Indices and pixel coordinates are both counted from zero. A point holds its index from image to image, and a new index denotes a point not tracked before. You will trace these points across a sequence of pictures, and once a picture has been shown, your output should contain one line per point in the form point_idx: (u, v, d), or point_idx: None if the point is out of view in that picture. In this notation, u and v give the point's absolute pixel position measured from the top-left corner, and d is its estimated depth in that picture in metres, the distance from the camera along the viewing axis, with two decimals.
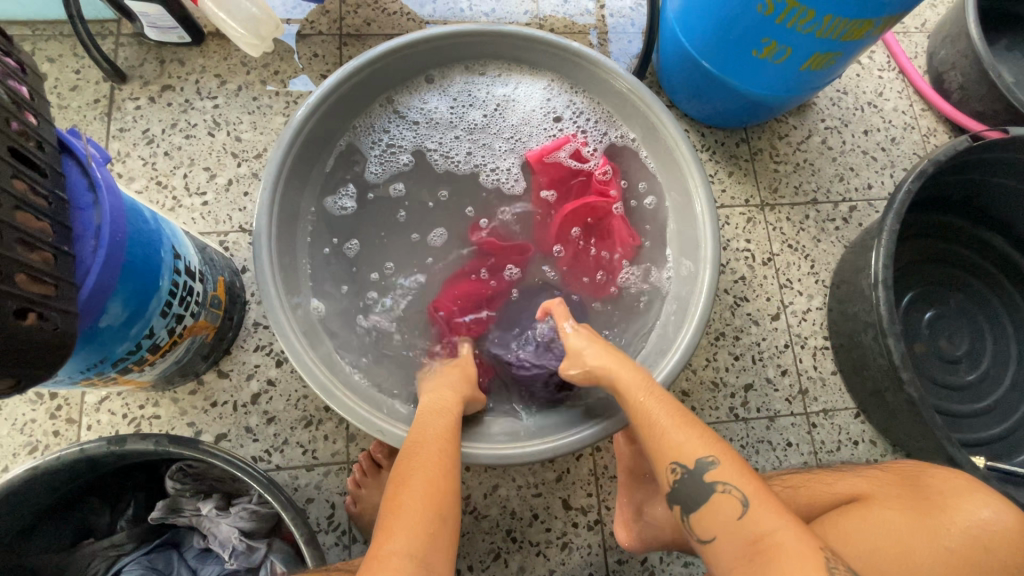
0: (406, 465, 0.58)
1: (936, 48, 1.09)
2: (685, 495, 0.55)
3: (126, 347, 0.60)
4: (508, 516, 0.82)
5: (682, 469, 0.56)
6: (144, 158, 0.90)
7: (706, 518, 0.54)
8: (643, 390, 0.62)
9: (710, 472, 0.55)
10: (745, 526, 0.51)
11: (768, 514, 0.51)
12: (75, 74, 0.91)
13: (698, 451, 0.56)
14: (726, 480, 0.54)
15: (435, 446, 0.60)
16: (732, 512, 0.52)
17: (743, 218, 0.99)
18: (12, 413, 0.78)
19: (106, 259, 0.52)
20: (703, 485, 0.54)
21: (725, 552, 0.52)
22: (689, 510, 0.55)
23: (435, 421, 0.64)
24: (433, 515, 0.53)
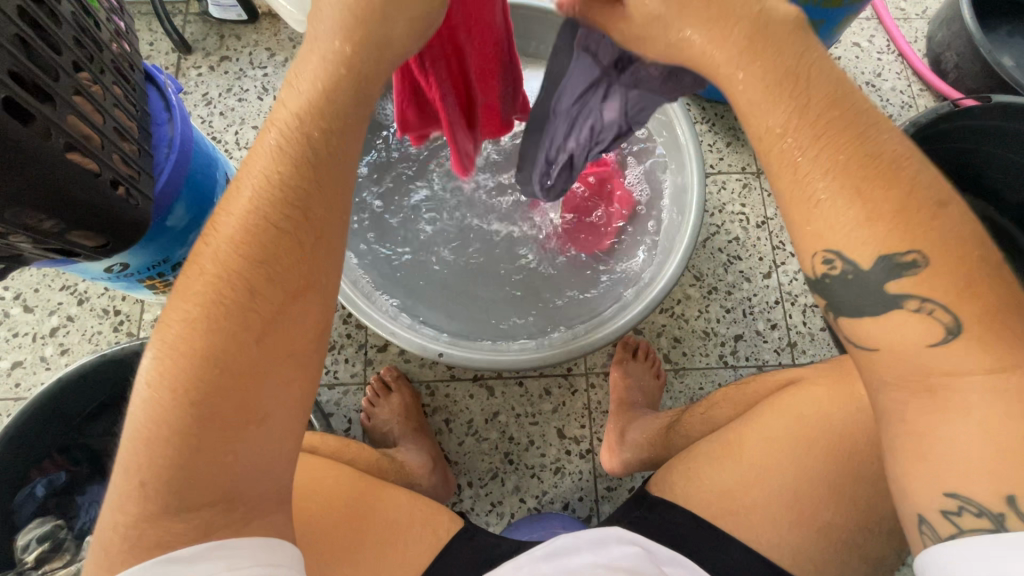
0: (181, 331, 0.40)
1: (934, 31, 1.14)
2: (838, 296, 0.41)
3: (184, 251, 0.71)
4: (506, 441, 0.89)
5: (843, 265, 0.40)
6: (203, 117, 1.03)
7: (879, 326, 0.40)
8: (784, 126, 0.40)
9: (897, 281, 0.38)
10: (922, 363, 0.39)
11: (964, 357, 0.38)
12: (148, 46, 1.06)
13: (895, 245, 0.38)
14: (928, 295, 0.38)
15: (230, 284, 0.41)
16: (920, 338, 0.38)
17: (739, 183, 1.06)
18: (83, 325, 0.91)
19: (175, 164, 0.63)
20: (879, 296, 0.39)
21: (881, 374, 0.41)
22: (840, 312, 0.42)
23: (248, 231, 0.42)
24: (215, 430, 0.40)
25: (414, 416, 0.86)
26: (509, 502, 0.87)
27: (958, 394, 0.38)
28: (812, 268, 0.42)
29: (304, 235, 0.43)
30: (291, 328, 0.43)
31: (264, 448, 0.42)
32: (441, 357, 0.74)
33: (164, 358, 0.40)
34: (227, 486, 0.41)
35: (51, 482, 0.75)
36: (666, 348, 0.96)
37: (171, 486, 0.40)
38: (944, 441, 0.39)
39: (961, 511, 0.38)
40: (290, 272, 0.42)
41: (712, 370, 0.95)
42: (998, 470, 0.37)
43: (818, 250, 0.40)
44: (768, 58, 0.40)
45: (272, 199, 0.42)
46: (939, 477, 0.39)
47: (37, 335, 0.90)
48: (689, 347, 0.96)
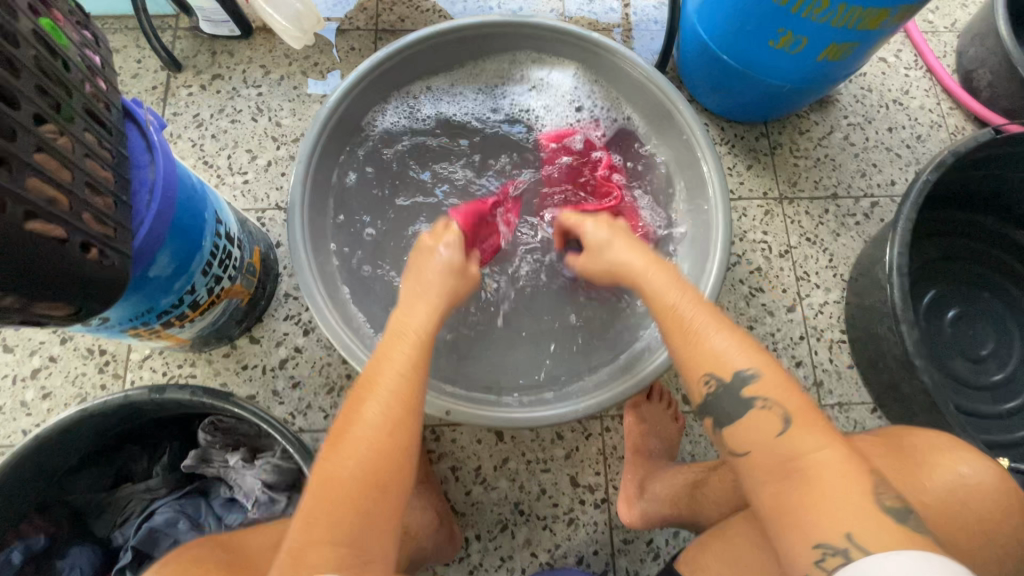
0: (343, 424, 0.52)
1: (965, 46, 1.08)
2: (717, 408, 0.52)
3: (169, 299, 0.66)
4: (517, 490, 0.84)
5: (717, 382, 0.52)
6: (193, 140, 0.97)
7: (742, 432, 0.50)
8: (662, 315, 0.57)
9: (749, 387, 0.50)
10: (783, 443, 0.48)
11: (812, 435, 0.47)
12: (136, 63, 1.00)
13: (739, 363, 0.51)
14: (766, 395, 0.50)
15: (383, 393, 0.53)
16: (771, 429, 0.49)
17: (760, 210, 1.00)
18: (66, 366, 0.85)
19: (158, 212, 0.57)
20: (741, 400, 0.50)
21: (760, 466, 0.49)
22: (721, 424, 0.52)
23: (399, 353, 0.56)
24: (359, 494, 0.48)
25: (419, 465, 0.81)
26: (520, 557, 0.82)
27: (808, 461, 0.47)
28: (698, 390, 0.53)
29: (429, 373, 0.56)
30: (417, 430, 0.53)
31: (380, 515, 0.48)
32: (448, 416, 0.68)
33: (331, 443, 0.51)
34: (358, 544, 0.46)
35: (29, 547, 0.68)
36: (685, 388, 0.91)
37: (320, 534, 0.46)
38: (800, 502, 0.45)
39: (824, 557, 0.43)
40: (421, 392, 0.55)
41: None
42: (845, 518, 0.43)
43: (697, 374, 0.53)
44: (657, 275, 0.60)
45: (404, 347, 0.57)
46: (807, 532, 0.44)
47: (18, 377, 0.84)
48: None
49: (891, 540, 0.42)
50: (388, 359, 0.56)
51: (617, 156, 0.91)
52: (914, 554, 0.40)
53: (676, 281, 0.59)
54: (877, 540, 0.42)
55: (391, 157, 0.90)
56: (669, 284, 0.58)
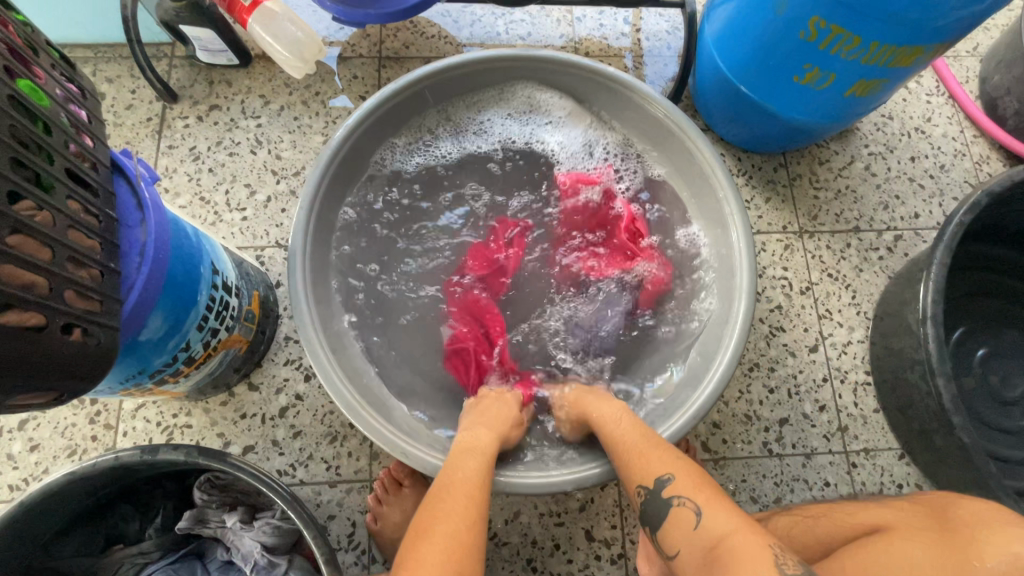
0: (426, 519, 0.54)
1: (990, 72, 1.05)
2: (648, 513, 0.57)
3: (162, 359, 0.62)
4: (529, 545, 0.80)
5: (643, 490, 0.58)
6: (189, 174, 0.94)
7: (670, 535, 0.55)
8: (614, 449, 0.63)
9: (665, 486, 0.57)
10: (700, 534, 0.52)
11: (720, 523, 0.52)
12: (130, 93, 0.97)
13: (656, 469, 0.58)
14: (680, 492, 0.56)
15: (463, 494, 0.56)
16: (687, 522, 0.54)
17: (780, 245, 0.96)
18: (55, 416, 0.81)
19: (149, 275, 0.53)
20: (660, 502, 0.56)
21: (686, 564, 0.53)
22: (653, 529, 0.57)
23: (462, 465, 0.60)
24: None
25: None
26: None
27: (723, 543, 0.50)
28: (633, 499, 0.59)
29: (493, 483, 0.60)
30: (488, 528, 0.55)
31: None
32: None
33: (416, 538, 0.52)
34: None
35: None
36: (705, 435, 0.87)
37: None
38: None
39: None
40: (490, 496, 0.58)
41: (756, 460, 0.86)
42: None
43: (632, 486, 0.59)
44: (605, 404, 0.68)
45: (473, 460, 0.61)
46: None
47: (4, 428, 0.80)
48: (730, 434, 0.87)
49: None
50: (461, 467, 0.60)
51: (637, 199, 0.86)
52: None
53: (615, 413, 0.66)
54: None
55: (397, 196, 0.85)
56: (612, 416, 0.66)
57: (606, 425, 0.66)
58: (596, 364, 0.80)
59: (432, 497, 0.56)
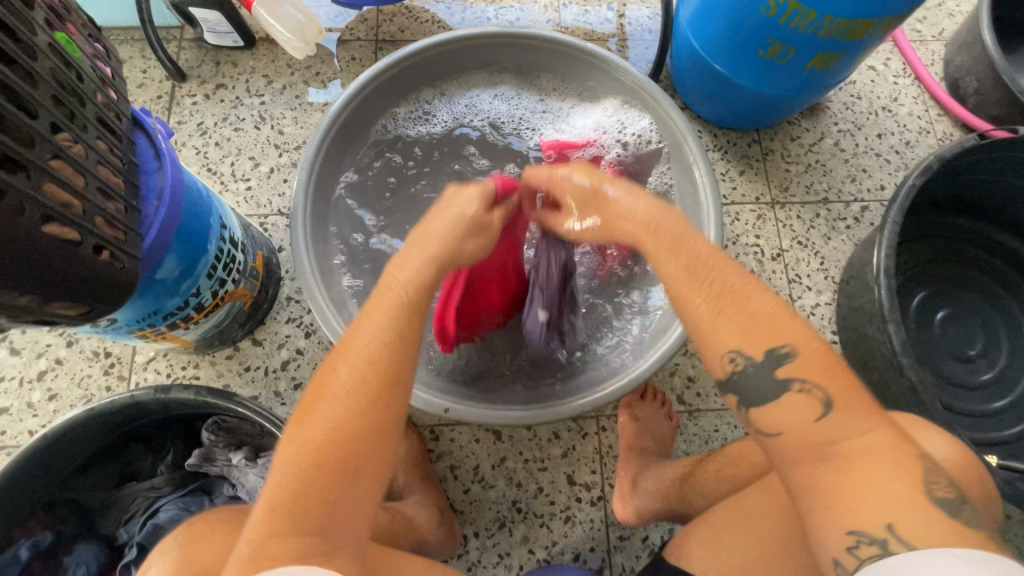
0: (306, 399, 0.49)
1: (952, 55, 1.11)
2: (743, 389, 0.47)
3: (175, 302, 0.68)
4: (515, 488, 0.86)
5: (743, 361, 0.46)
6: (197, 147, 1.00)
7: (770, 413, 0.46)
8: (694, 307, 0.48)
9: (783, 367, 0.46)
10: (822, 430, 0.44)
11: (850, 423, 0.44)
12: (142, 73, 1.03)
13: (772, 342, 0.46)
14: (804, 376, 0.45)
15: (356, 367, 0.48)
16: (809, 413, 0.45)
17: (753, 215, 1.02)
18: (72, 368, 0.87)
19: (166, 216, 0.59)
20: (771, 382, 0.46)
21: (787, 451, 0.46)
22: (748, 406, 0.47)
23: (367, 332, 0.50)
24: (322, 477, 0.45)
25: (420, 463, 0.83)
26: (518, 554, 0.83)
27: (854, 441, 0.44)
28: (720, 368, 0.47)
29: (412, 341, 0.51)
30: (394, 403, 0.49)
31: (353, 505, 0.46)
32: (447, 413, 0.70)
33: (297, 420, 0.48)
34: (327, 531, 0.44)
35: (36, 543, 0.71)
36: (680, 388, 0.92)
37: (280, 522, 0.44)
38: (843, 488, 0.43)
39: (859, 543, 0.41)
40: (400, 362, 0.49)
41: (728, 412, 0.92)
42: (889, 507, 0.41)
43: (724, 351, 0.47)
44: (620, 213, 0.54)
45: (389, 304, 0.51)
46: (842, 515, 0.42)
47: (25, 378, 0.86)
48: (703, 387, 0.93)
49: (940, 535, 0.40)
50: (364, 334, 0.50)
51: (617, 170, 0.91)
52: (958, 553, 0.38)
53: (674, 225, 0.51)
54: (917, 532, 0.40)
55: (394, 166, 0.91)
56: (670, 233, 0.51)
57: (664, 260, 0.50)
58: None
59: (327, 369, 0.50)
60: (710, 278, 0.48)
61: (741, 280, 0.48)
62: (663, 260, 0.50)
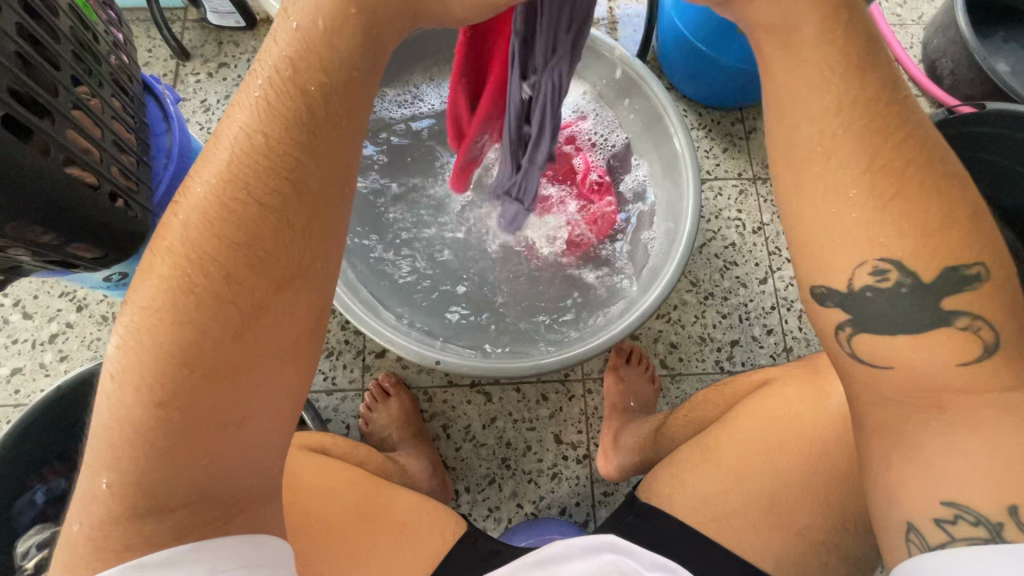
0: (152, 321, 0.40)
1: (930, 37, 1.15)
2: (877, 314, 0.42)
3: None
4: (504, 446, 0.90)
5: (896, 278, 0.41)
6: (201, 123, 1.04)
7: (903, 346, 0.42)
8: (845, 184, 0.42)
9: (957, 296, 0.40)
10: (954, 383, 0.41)
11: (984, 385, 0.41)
12: (147, 52, 1.07)
13: (955, 260, 0.41)
14: (977, 314, 0.40)
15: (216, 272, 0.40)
16: (953, 357, 0.41)
17: (735, 190, 1.07)
18: (82, 332, 0.91)
19: (174, 174, 0.63)
20: (931, 310, 0.41)
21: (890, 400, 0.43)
22: (870, 330, 0.43)
23: (236, 213, 0.40)
24: (194, 425, 0.40)
25: (413, 422, 0.87)
26: (507, 508, 0.87)
27: (968, 413, 0.41)
28: (858, 278, 0.42)
29: (296, 212, 0.41)
30: (279, 322, 0.42)
31: (245, 446, 0.43)
32: (439, 366, 0.74)
33: (136, 345, 0.40)
34: (218, 474, 0.42)
35: (50, 490, 0.75)
36: (663, 353, 0.97)
37: (161, 485, 0.40)
38: (953, 461, 0.40)
39: (957, 519, 0.40)
40: (276, 255, 0.41)
41: (708, 375, 0.96)
42: (1007, 487, 0.39)
43: (870, 259, 0.41)
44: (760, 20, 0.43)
45: (278, 128, 0.41)
46: (936, 487, 0.41)
47: (36, 341, 0.90)
48: (685, 352, 0.97)
49: None
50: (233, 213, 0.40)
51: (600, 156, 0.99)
52: None
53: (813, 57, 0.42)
54: None
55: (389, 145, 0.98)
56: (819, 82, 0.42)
57: (819, 115, 0.42)
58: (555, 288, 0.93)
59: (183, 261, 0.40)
60: (890, 134, 0.42)
61: (927, 171, 0.42)
62: (794, 93, 0.43)
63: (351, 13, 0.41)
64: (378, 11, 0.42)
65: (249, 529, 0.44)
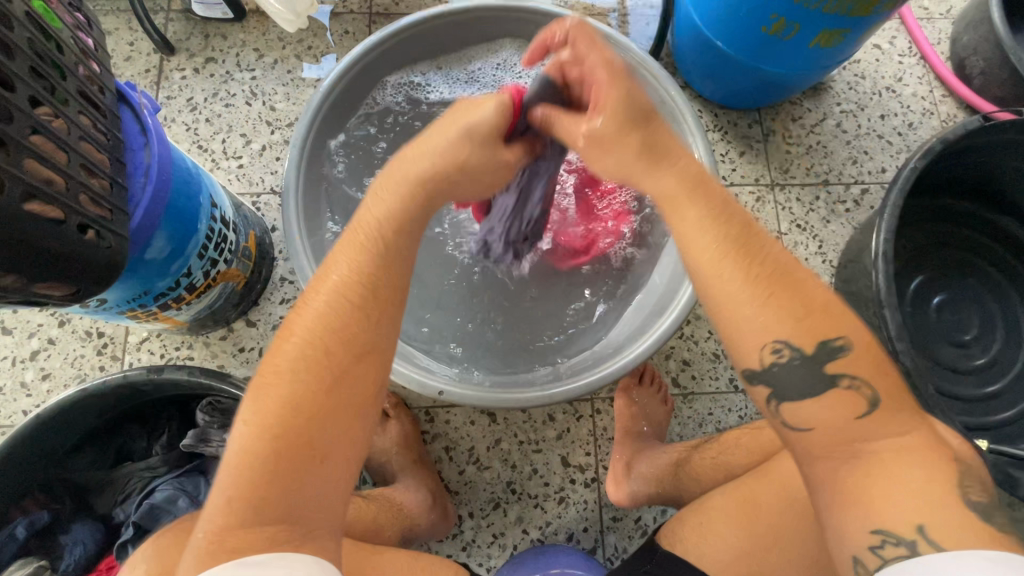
0: (268, 378, 0.45)
1: (960, 33, 1.09)
2: (784, 383, 0.43)
3: (166, 282, 0.67)
4: (509, 469, 0.86)
5: (791, 352, 0.43)
6: (187, 124, 0.98)
7: (810, 408, 0.43)
8: (746, 300, 0.43)
9: (834, 363, 0.43)
10: (865, 428, 0.41)
11: (889, 425, 0.41)
12: (129, 46, 1.00)
13: (826, 333, 0.43)
14: (853, 372, 0.42)
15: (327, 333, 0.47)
16: (848, 411, 0.42)
17: (752, 197, 1.01)
18: (65, 348, 0.86)
19: (153, 195, 0.58)
20: (820, 377, 0.43)
21: (817, 444, 0.43)
22: (783, 398, 0.44)
23: (331, 306, 0.48)
24: (288, 457, 0.42)
25: (414, 446, 0.83)
26: (512, 534, 0.84)
27: (884, 445, 0.41)
28: (760, 360, 0.44)
29: (374, 307, 0.49)
30: (362, 379, 0.47)
31: (324, 486, 0.43)
32: (443, 395, 0.69)
33: (251, 399, 0.44)
34: (295, 516, 0.42)
35: (33, 522, 0.70)
36: (675, 371, 0.92)
37: (248, 511, 0.41)
38: (869, 486, 0.40)
39: (885, 544, 0.39)
40: (360, 334, 0.48)
41: (722, 395, 0.92)
42: (917, 506, 0.38)
43: (767, 342, 0.43)
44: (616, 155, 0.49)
45: (355, 262, 0.50)
46: (864, 516, 0.40)
47: (17, 358, 0.86)
48: (699, 370, 0.93)
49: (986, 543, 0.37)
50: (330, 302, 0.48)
51: None
52: (991, 557, 0.36)
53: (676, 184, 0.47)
54: (952, 534, 0.37)
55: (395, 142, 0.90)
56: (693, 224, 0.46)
57: (694, 239, 0.45)
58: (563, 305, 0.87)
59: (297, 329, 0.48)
60: (756, 252, 0.44)
61: (808, 280, 0.44)
62: (679, 218, 0.47)
63: (418, 200, 0.54)
64: (436, 195, 0.55)
65: (314, 553, 0.41)
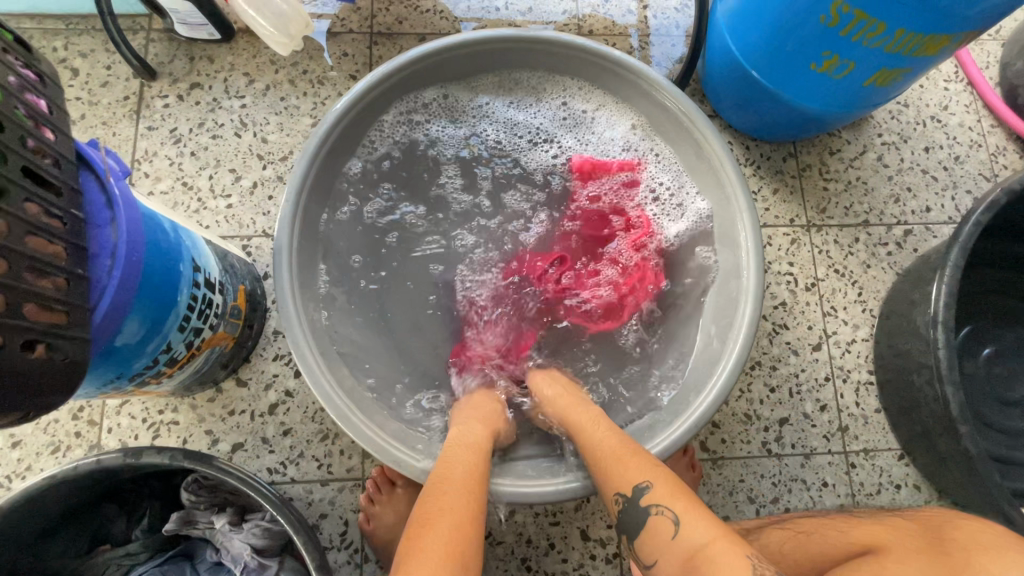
0: (422, 512, 0.53)
1: (1013, 57, 1.00)
2: (629, 524, 0.56)
3: (142, 363, 0.59)
4: (524, 544, 0.79)
5: (622, 497, 0.57)
6: (171, 158, 0.89)
7: (647, 542, 0.54)
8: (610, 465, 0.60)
9: (643, 494, 0.55)
10: (678, 544, 0.51)
11: (698, 527, 0.50)
12: (106, 70, 0.91)
13: (635, 475, 0.57)
14: (658, 502, 0.54)
15: (464, 487, 0.56)
16: (665, 533, 0.52)
17: (787, 238, 0.93)
18: None
19: (121, 280, 0.50)
20: (639, 511, 0.55)
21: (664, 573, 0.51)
22: (632, 537, 0.56)
23: (456, 465, 0.59)
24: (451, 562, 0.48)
25: None
26: None
27: (700, 550, 0.49)
28: (613, 507, 0.58)
29: (483, 472, 0.60)
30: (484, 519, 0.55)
31: None
32: None
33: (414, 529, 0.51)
34: None
35: None
36: (703, 435, 0.85)
37: None
38: None
39: None
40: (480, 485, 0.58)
41: (754, 460, 0.85)
42: None
43: (611, 495, 0.58)
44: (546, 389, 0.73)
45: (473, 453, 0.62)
46: None
47: None
48: (729, 433, 0.86)
49: None
50: (458, 461, 0.60)
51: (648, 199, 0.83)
52: None
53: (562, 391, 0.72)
54: None
55: (398, 181, 0.83)
56: (588, 420, 0.66)
57: (591, 420, 0.66)
58: (581, 366, 0.80)
59: (432, 487, 0.56)
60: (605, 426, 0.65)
61: (612, 446, 0.61)
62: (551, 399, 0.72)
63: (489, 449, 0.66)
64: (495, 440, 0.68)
65: None
